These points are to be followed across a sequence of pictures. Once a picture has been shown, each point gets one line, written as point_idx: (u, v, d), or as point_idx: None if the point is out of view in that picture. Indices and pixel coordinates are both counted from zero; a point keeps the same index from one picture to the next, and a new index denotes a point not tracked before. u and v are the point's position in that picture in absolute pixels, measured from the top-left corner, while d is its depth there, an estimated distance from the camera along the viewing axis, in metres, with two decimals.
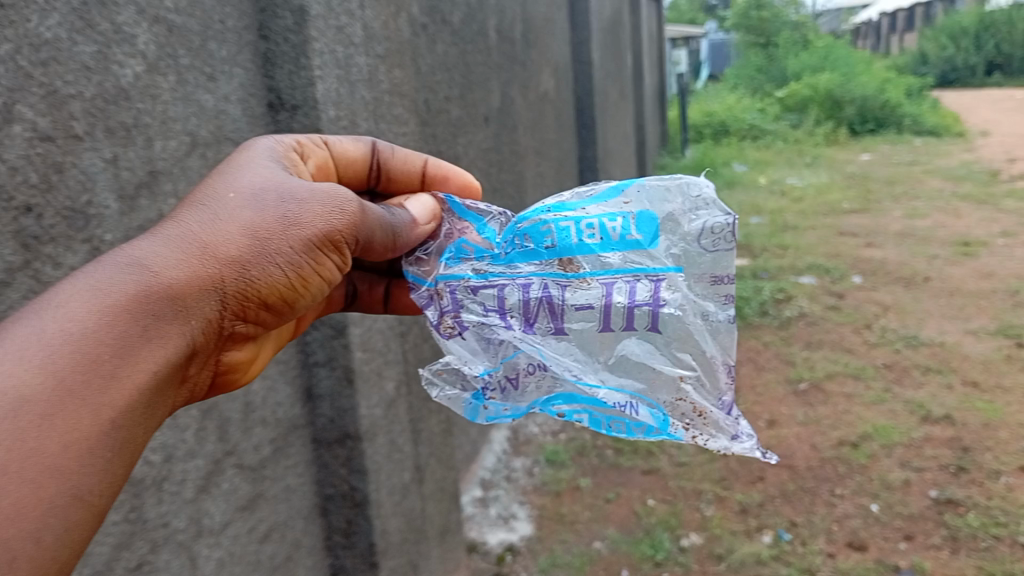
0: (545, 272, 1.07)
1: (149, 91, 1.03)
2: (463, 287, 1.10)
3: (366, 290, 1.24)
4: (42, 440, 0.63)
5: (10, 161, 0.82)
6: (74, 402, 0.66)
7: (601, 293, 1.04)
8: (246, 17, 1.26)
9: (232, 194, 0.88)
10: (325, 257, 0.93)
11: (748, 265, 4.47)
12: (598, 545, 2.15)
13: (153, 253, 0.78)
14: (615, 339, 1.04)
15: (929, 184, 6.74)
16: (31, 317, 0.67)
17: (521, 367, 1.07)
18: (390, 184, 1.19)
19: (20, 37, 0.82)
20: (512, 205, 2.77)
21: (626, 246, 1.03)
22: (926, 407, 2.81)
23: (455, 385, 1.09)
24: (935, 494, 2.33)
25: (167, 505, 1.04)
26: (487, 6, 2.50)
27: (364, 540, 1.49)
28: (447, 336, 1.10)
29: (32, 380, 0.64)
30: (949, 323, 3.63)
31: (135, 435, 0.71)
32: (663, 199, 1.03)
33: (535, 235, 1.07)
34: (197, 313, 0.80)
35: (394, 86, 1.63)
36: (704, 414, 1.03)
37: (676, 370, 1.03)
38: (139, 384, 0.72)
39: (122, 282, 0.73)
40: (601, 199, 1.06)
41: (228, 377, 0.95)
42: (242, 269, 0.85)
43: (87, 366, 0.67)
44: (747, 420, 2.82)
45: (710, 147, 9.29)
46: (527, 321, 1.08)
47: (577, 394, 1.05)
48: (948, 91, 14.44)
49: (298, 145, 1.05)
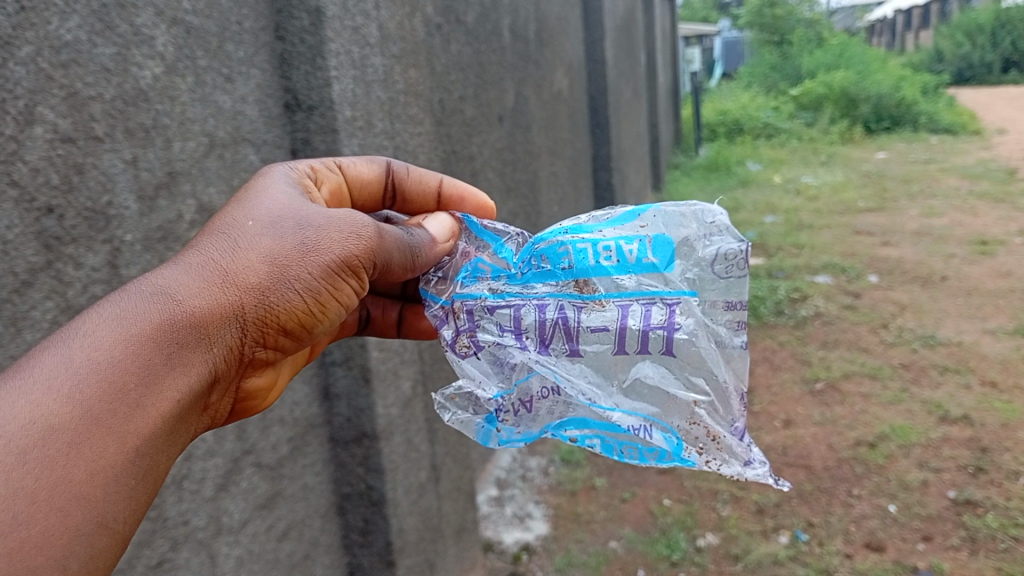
0: (561, 294, 1.08)
1: (167, 92, 1.04)
2: (479, 307, 1.10)
3: (379, 314, 1.24)
4: (68, 469, 0.63)
5: (32, 163, 0.82)
6: (100, 431, 0.66)
7: (616, 315, 1.04)
8: (263, 18, 1.27)
9: (253, 221, 0.88)
10: (344, 281, 0.91)
11: (763, 264, 4.45)
12: (614, 544, 2.15)
13: (177, 282, 0.78)
14: (630, 362, 1.04)
15: (946, 182, 6.69)
16: (58, 347, 0.68)
17: (534, 391, 1.07)
18: (406, 204, 1.19)
19: (41, 39, 0.83)
20: (526, 204, 2.77)
21: (642, 269, 1.04)
22: (944, 407, 2.79)
23: (467, 409, 1.08)
24: (953, 495, 2.31)
25: (187, 503, 1.04)
26: (502, 6, 2.50)
27: (381, 539, 1.49)
28: (462, 356, 1.09)
29: (58, 410, 0.64)
30: (966, 322, 3.61)
31: (158, 463, 0.71)
32: (679, 223, 1.03)
33: (552, 256, 1.08)
34: (220, 340, 0.80)
35: (409, 86, 1.64)
36: (718, 439, 1.01)
37: (690, 395, 1.02)
38: (163, 412, 0.72)
39: (147, 311, 0.73)
40: (617, 222, 1.07)
41: (246, 403, 0.95)
42: (265, 296, 0.85)
43: (112, 395, 0.68)
44: (762, 420, 2.81)
45: (724, 146, 9.26)
46: (543, 341, 1.07)
47: (590, 418, 1.04)
48: (964, 89, 14.35)
49: (311, 171, 1.05)
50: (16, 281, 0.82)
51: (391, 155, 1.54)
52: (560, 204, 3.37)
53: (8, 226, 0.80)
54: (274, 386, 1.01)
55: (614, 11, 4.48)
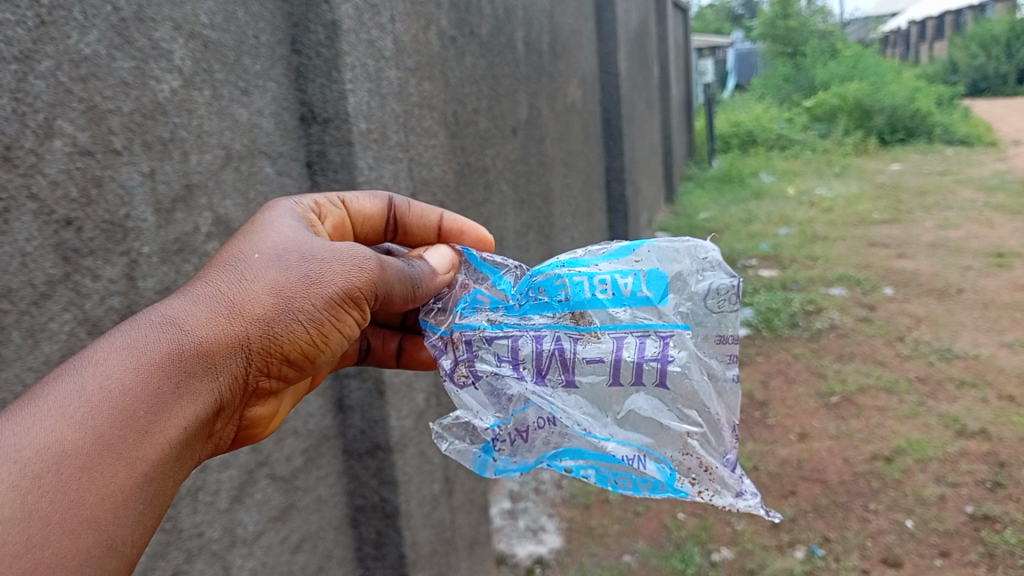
0: (558, 325, 1.06)
1: (185, 105, 1.05)
2: (478, 337, 1.08)
3: (379, 344, 1.23)
4: (80, 494, 0.63)
5: (51, 176, 0.83)
6: (110, 457, 0.66)
7: (611, 347, 1.03)
8: (279, 32, 1.27)
9: (258, 253, 0.88)
10: (344, 313, 0.92)
11: (778, 276, 4.44)
12: (627, 558, 2.14)
13: (185, 311, 0.78)
14: (624, 393, 1.04)
15: (961, 194, 6.65)
16: (70, 373, 0.68)
17: (530, 421, 1.06)
18: (408, 237, 1.19)
19: (61, 53, 0.84)
20: (540, 216, 2.77)
21: (636, 302, 1.03)
22: (961, 421, 2.77)
23: (465, 438, 1.09)
24: (971, 510, 2.29)
25: (202, 515, 1.05)
26: (516, 19, 2.51)
27: (394, 552, 1.48)
28: (459, 386, 1.08)
29: (71, 435, 0.64)
30: (983, 335, 3.58)
31: (166, 488, 0.71)
32: (672, 258, 1.03)
33: (549, 288, 1.07)
34: (226, 369, 0.80)
35: (423, 99, 1.65)
36: (710, 469, 1.00)
37: (683, 426, 1.02)
38: (172, 438, 0.72)
39: (157, 340, 0.73)
40: (613, 256, 1.06)
41: (249, 430, 0.94)
42: (269, 326, 0.85)
43: (123, 421, 0.68)
44: (777, 433, 2.79)
45: (738, 157, 9.25)
46: (539, 372, 1.06)
47: (585, 449, 1.04)
48: (979, 100, 14.31)
49: (316, 206, 1.05)
50: (35, 293, 0.82)
51: (406, 168, 1.54)
52: (574, 216, 3.37)
53: (27, 239, 0.80)
54: (276, 414, 1.01)
55: (627, 23, 4.48)
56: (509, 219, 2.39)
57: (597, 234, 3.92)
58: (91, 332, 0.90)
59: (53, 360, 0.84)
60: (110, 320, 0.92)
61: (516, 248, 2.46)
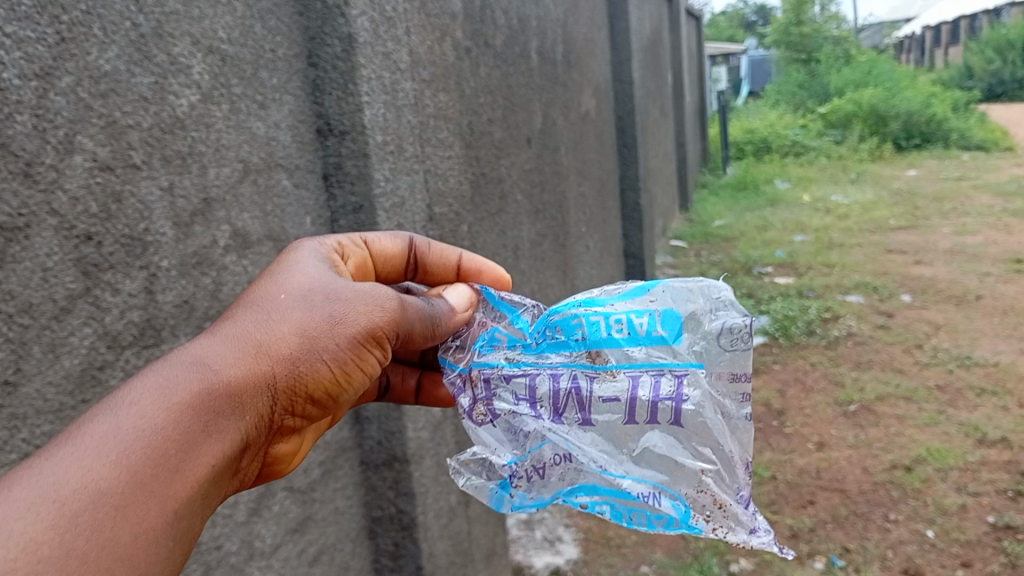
0: (574, 364, 1.06)
1: (203, 120, 1.05)
2: (496, 375, 1.09)
3: (398, 381, 1.22)
4: (115, 532, 0.63)
5: (72, 192, 0.84)
6: (143, 494, 0.66)
7: (626, 386, 1.02)
8: (296, 46, 1.28)
9: (283, 294, 0.88)
10: (367, 352, 0.92)
11: (794, 283, 4.42)
12: (645, 569, 2.13)
13: (214, 352, 0.78)
14: (639, 431, 1.03)
15: (979, 200, 6.61)
16: (105, 413, 0.68)
17: (547, 457, 1.06)
18: (427, 276, 1.18)
19: (81, 70, 0.85)
20: (554, 225, 2.77)
21: (651, 342, 1.02)
22: (981, 430, 2.74)
23: (481, 474, 1.08)
24: (993, 520, 2.27)
25: (220, 527, 1.05)
26: (530, 29, 2.52)
27: (411, 563, 1.48)
28: (478, 424, 1.09)
29: (107, 473, 0.64)
30: (1003, 342, 3.55)
31: (194, 526, 0.71)
32: (686, 298, 1.01)
33: (566, 327, 1.07)
34: (252, 408, 0.80)
35: (438, 110, 1.66)
36: (724, 506, 0.99)
37: (697, 464, 1.00)
38: (201, 477, 0.72)
39: (187, 380, 0.74)
40: (628, 296, 1.05)
41: (271, 467, 0.94)
42: (293, 365, 0.84)
43: (155, 459, 0.68)
44: (795, 441, 2.77)
45: (753, 164, 9.22)
46: (556, 411, 1.06)
47: (600, 485, 1.03)
48: (996, 106, 14.25)
49: (339, 246, 1.06)
50: (55, 308, 0.82)
51: (422, 179, 1.54)
52: (589, 226, 3.37)
53: (48, 254, 0.81)
54: (299, 450, 1.00)
55: (640, 33, 4.48)
56: (524, 230, 2.39)
57: (612, 242, 3.91)
58: (110, 346, 0.90)
59: (73, 374, 0.85)
60: (129, 333, 0.93)
61: (531, 258, 2.46)
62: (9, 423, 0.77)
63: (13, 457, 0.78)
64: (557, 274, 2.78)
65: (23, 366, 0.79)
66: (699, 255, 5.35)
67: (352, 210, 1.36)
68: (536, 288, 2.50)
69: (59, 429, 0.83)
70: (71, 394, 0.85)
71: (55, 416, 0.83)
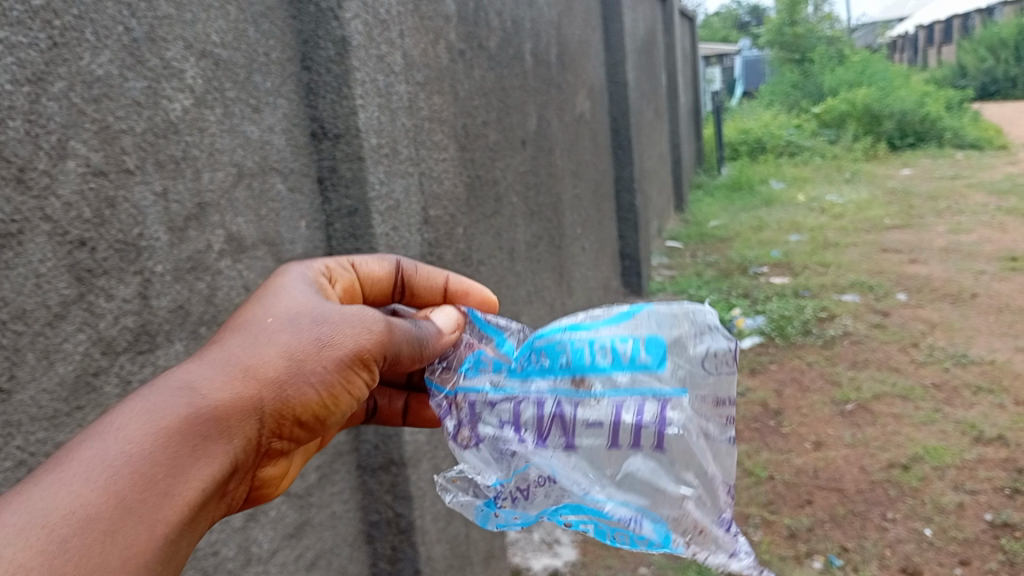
0: (558, 389, 1.04)
1: (196, 124, 1.05)
2: (482, 400, 1.08)
3: (385, 403, 1.22)
4: (105, 557, 0.61)
5: (65, 197, 0.83)
6: (132, 519, 0.64)
7: (610, 411, 1.00)
8: (290, 49, 1.28)
9: (270, 318, 0.88)
10: (354, 374, 0.92)
11: (790, 283, 4.43)
12: (643, 570, 2.13)
13: (202, 376, 0.77)
14: (623, 455, 1.00)
15: (973, 198, 6.62)
16: (95, 438, 0.67)
17: (531, 478, 1.04)
18: (415, 298, 1.19)
19: (73, 74, 0.84)
20: (550, 227, 2.77)
21: (634, 368, 1.00)
22: (977, 428, 2.75)
23: (467, 492, 1.08)
24: (990, 518, 2.27)
25: (216, 533, 1.05)
26: (524, 31, 2.53)
27: (409, 567, 1.48)
28: (463, 446, 1.08)
29: (96, 499, 0.63)
30: (999, 339, 3.55)
31: (184, 550, 0.70)
32: (670, 324, 1.01)
33: (550, 352, 1.06)
34: (240, 431, 0.79)
35: (433, 112, 1.65)
36: (705, 530, 0.96)
37: (680, 488, 0.97)
38: (190, 500, 0.71)
39: (175, 405, 0.73)
40: (613, 323, 1.05)
41: (259, 491, 0.93)
42: (281, 388, 0.84)
43: (143, 485, 0.67)
44: (792, 441, 2.77)
45: (747, 165, 9.24)
46: (541, 434, 1.04)
47: (583, 505, 1.00)
48: (988, 105, 14.30)
49: (326, 270, 1.06)
50: (49, 314, 0.82)
51: (416, 181, 1.54)
52: (584, 227, 3.37)
53: (41, 260, 0.80)
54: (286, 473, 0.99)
55: (634, 34, 4.48)
56: (519, 232, 2.39)
57: (607, 244, 3.91)
58: (104, 351, 0.90)
59: (67, 381, 0.84)
60: (124, 339, 0.93)
61: (527, 260, 2.46)
62: (3, 431, 0.77)
63: (7, 465, 0.77)
64: (552, 276, 2.78)
65: (17, 372, 0.78)
66: (695, 255, 5.36)
67: (347, 213, 1.36)
68: (531, 290, 2.50)
69: (54, 436, 0.83)
70: (66, 401, 0.84)
71: (50, 422, 0.82)
